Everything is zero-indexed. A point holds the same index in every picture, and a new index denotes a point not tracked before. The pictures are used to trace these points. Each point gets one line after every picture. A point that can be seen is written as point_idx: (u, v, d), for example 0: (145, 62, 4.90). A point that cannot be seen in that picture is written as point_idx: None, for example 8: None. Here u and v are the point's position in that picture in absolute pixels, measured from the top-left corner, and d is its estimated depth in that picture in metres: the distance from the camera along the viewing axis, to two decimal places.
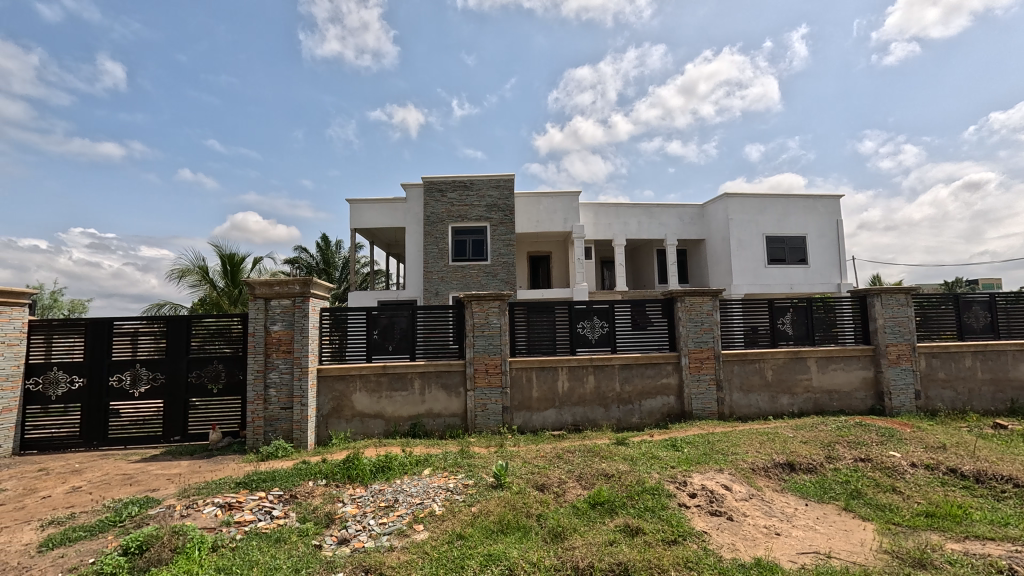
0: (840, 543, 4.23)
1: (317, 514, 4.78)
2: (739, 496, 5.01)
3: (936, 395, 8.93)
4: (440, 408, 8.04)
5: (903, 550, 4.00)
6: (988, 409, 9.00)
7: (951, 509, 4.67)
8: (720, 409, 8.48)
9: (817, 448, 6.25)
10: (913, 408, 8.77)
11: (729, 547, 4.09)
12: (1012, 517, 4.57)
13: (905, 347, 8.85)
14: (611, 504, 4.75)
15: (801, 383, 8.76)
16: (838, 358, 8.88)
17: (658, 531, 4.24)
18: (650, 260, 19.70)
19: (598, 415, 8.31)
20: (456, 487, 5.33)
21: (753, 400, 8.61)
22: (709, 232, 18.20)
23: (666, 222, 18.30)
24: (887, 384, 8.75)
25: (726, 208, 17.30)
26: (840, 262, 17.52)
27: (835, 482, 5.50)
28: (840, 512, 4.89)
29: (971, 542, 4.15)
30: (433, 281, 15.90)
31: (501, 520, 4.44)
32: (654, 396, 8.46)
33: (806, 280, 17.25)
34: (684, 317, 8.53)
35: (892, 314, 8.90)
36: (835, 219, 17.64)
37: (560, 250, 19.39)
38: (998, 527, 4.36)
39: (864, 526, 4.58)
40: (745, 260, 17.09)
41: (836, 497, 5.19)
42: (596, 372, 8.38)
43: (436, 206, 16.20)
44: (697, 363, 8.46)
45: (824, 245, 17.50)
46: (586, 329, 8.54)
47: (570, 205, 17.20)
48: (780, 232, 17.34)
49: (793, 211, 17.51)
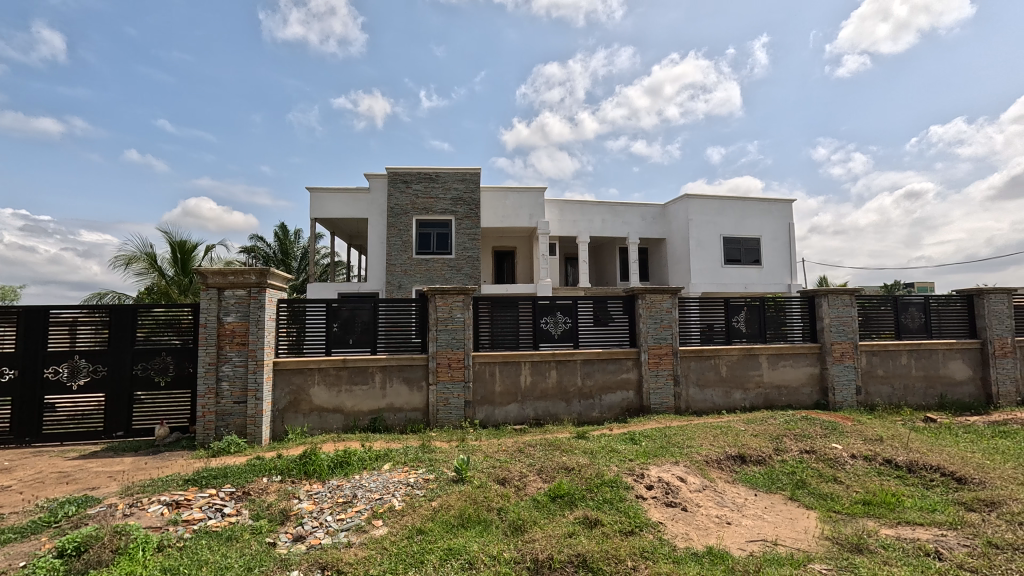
0: (786, 531, 4.44)
1: (272, 511, 4.64)
2: (694, 487, 5.18)
3: (875, 390, 9.49)
4: (401, 403, 7.94)
5: (842, 536, 4.24)
6: (921, 404, 9.63)
7: (886, 497, 4.99)
8: (677, 404, 8.74)
9: (766, 441, 6.53)
10: (854, 402, 9.30)
11: (683, 536, 4.23)
12: (939, 503, 4.91)
13: (847, 345, 9.34)
14: (570, 497, 4.83)
15: (753, 379, 9.12)
16: (787, 355, 9.30)
17: (615, 522, 4.35)
18: (612, 257, 20.04)
19: (559, 410, 8.41)
20: (417, 481, 5.29)
21: (707, 395, 8.91)
22: (670, 231, 18.65)
23: (629, 221, 18.64)
24: (831, 380, 9.23)
25: (686, 209, 17.77)
26: (791, 263, 18.30)
27: (782, 473, 5.77)
28: (786, 501, 5.14)
29: (903, 527, 4.45)
30: (396, 274, 15.67)
31: (461, 514, 4.44)
32: (613, 391, 8.63)
33: (759, 280, 17.94)
34: (644, 313, 8.73)
35: (838, 314, 9.38)
36: (788, 222, 18.41)
37: (525, 245, 19.45)
38: (926, 514, 4.68)
39: (807, 514, 4.83)
40: (703, 260, 17.61)
41: (782, 487, 5.45)
42: (559, 367, 8.47)
43: (400, 197, 15.93)
44: (656, 358, 8.69)
45: (776, 248, 18.25)
46: (549, 325, 8.62)
47: (535, 201, 17.27)
48: (737, 233, 17.96)
49: (749, 213, 18.16)
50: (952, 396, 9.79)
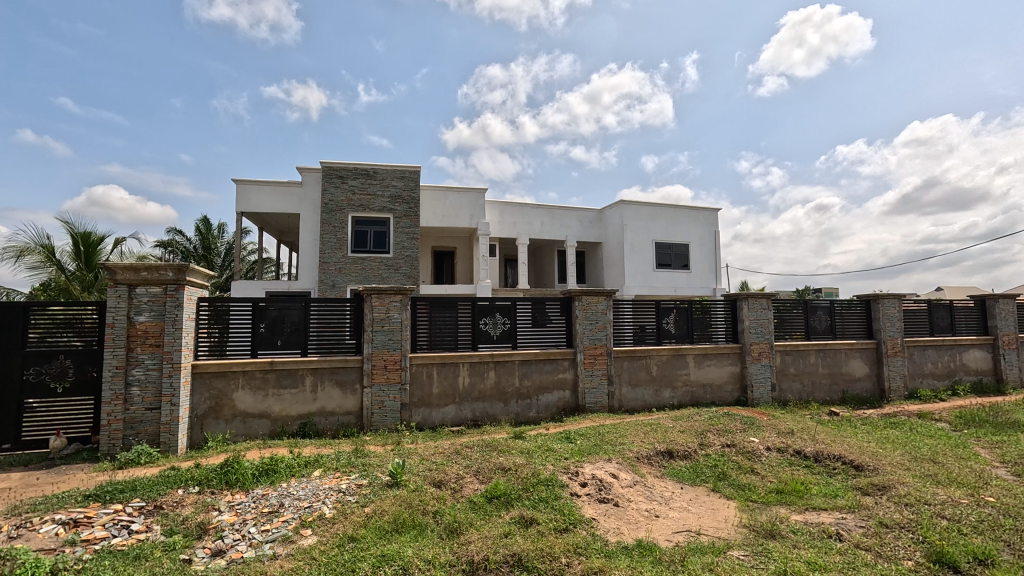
0: (708, 521, 4.70)
1: (187, 525, 4.31)
2: (625, 483, 5.37)
3: (788, 387, 10.27)
4: (333, 406, 7.65)
5: (758, 523, 4.56)
6: (826, 398, 10.54)
7: (796, 485, 5.41)
8: (610, 402, 9.02)
9: (692, 436, 6.89)
10: (770, 398, 10.01)
11: (614, 531, 4.38)
12: (841, 489, 5.39)
13: (764, 345, 10.06)
14: (506, 497, 4.85)
15: (681, 377, 9.60)
16: (712, 355, 9.86)
17: (550, 520, 4.42)
18: (551, 260, 20.39)
19: (496, 410, 8.43)
20: (349, 487, 5.11)
21: (639, 393, 9.27)
22: (606, 236, 19.25)
23: (567, 224, 19.05)
24: (750, 377, 9.89)
25: (621, 214, 18.41)
26: (716, 269, 19.44)
27: (705, 466, 6.11)
28: (709, 493, 5.45)
29: (810, 512, 4.84)
30: (329, 273, 15.09)
31: (396, 519, 4.34)
32: (550, 391, 8.78)
33: (687, 284, 18.92)
34: (580, 315, 8.95)
35: (756, 316, 10.07)
36: (713, 229, 19.54)
37: (465, 246, 19.37)
38: (829, 499, 5.13)
39: (728, 504, 5.15)
40: (636, 264, 18.32)
41: (706, 480, 5.77)
42: (497, 368, 8.50)
43: (335, 193, 15.35)
44: (591, 358, 8.93)
45: (703, 253, 19.33)
46: (488, 325, 8.63)
47: (476, 202, 17.23)
48: (667, 238, 18.83)
49: (679, 220, 19.10)
50: (852, 391, 10.79)
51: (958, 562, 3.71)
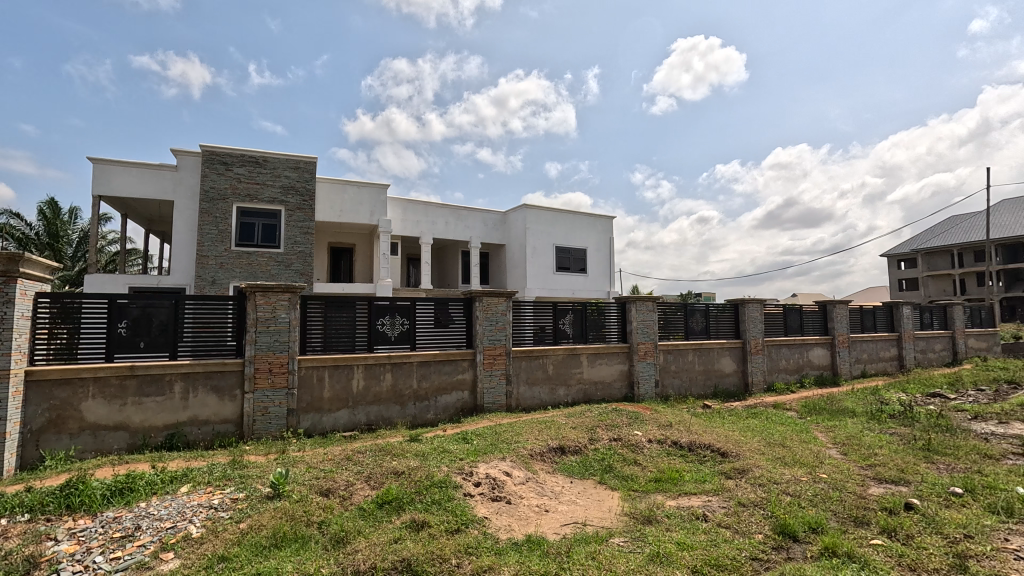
0: (594, 511, 4.97)
1: (11, 560, 3.66)
2: (518, 480, 5.50)
3: (669, 383, 11.18)
4: (207, 414, 6.95)
5: (638, 511, 4.90)
6: (701, 393, 11.63)
7: (671, 473, 5.91)
8: (508, 402, 9.19)
9: (583, 432, 7.24)
10: (653, 394, 10.83)
11: (506, 528, 4.46)
12: (708, 475, 5.97)
13: (649, 344, 10.88)
14: (398, 501, 4.75)
15: (574, 376, 10.04)
16: (603, 354, 10.44)
17: (442, 522, 4.39)
18: (454, 260, 20.32)
19: (392, 413, 8.21)
20: (222, 503, 4.68)
21: (535, 392, 9.55)
22: (509, 238, 19.60)
23: (471, 225, 19.11)
24: (636, 375, 10.63)
25: (524, 217, 18.85)
26: (610, 273, 20.62)
27: (593, 460, 6.46)
28: (596, 485, 5.76)
29: (682, 497, 5.31)
30: (209, 268, 13.74)
31: (275, 533, 4.05)
32: (448, 392, 8.73)
33: (584, 287, 19.87)
34: (481, 316, 9.02)
35: (643, 318, 10.86)
36: (609, 236, 20.70)
37: (365, 243, 18.65)
38: (698, 484, 5.67)
39: (612, 494, 5.48)
40: (537, 266, 18.86)
41: (593, 473, 6.09)
42: (394, 370, 8.28)
43: (217, 180, 13.99)
44: (490, 359, 9.04)
45: (599, 258, 20.42)
46: (385, 326, 8.37)
47: (377, 198, 16.66)
48: (567, 243, 19.62)
49: (578, 226, 19.98)
50: (722, 386, 12.01)
51: (798, 532, 4.29)
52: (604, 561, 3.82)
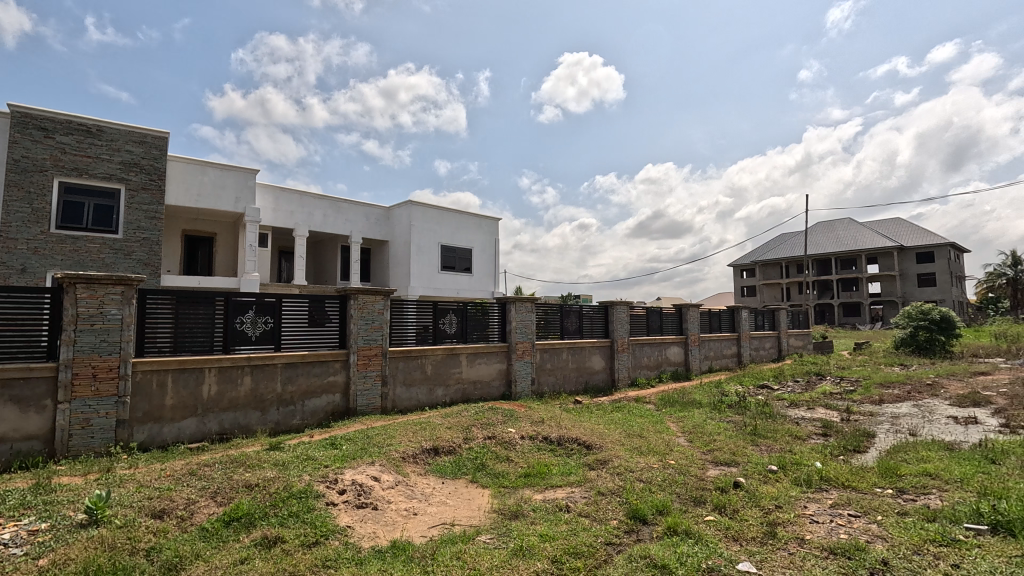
0: (463, 511, 4.99)
1: None
2: (386, 485, 5.32)
3: (544, 381, 11.66)
4: (3, 431, 5.73)
5: (505, 507, 5.01)
6: (573, 389, 12.29)
7: (540, 468, 6.15)
8: (383, 404, 8.89)
9: (458, 432, 7.24)
10: (529, 391, 11.21)
11: (369, 536, 4.28)
12: (574, 467, 6.31)
13: (527, 344, 11.24)
14: (249, 517, 4.33)
15: (453, 375, 10.02)
16: (482, 354, 10.56)
17: (298, 536, 4.09)
18: (333, 255, 19.21)
19: (251, 420, 7.49)
20: (16, 537, 3.87)
21: (412, 393, 9.36)
22: (392, 234, 19.02)
23: (352, 219, 18.21)
24: (514, 373, 10.91)
25: (409, 214, 18.42)
26: (494, 273, 20.99)
27: (467, 459, 6.49)
28: (467, 484, 5.79)
29: (548, 490, 5.55)
30: (18, 253, 11.43)
31: (87, 568, 3.45)
32: (318, 395, 8.20)
33: (468, 287, 19.97)
34: (355, 315, 8.60)
35: (521, 318, 11.19)
36: (494, 237, 21.04)
37: (228, 233, 16.87)
38: (564, 476, 5.96)
39: (482, 492, 5.55)
40: (421, 264, 18.54)
41: (466, 472, 6.12)
42: (254, 373, 7.56)
43: (33, 148, 11.68)
44: (365, 360, 8.66)
45: (484, 259, 20.65)
46: (245, 325, 7.62)
47: (244, 184, 15.14)
48: (452, 242, 19.55)
49: (464, 225, 20.01)
50: (593, 382, 12.83)
51: (646, 515, 4.69)
52: (469, 560, 3.84)
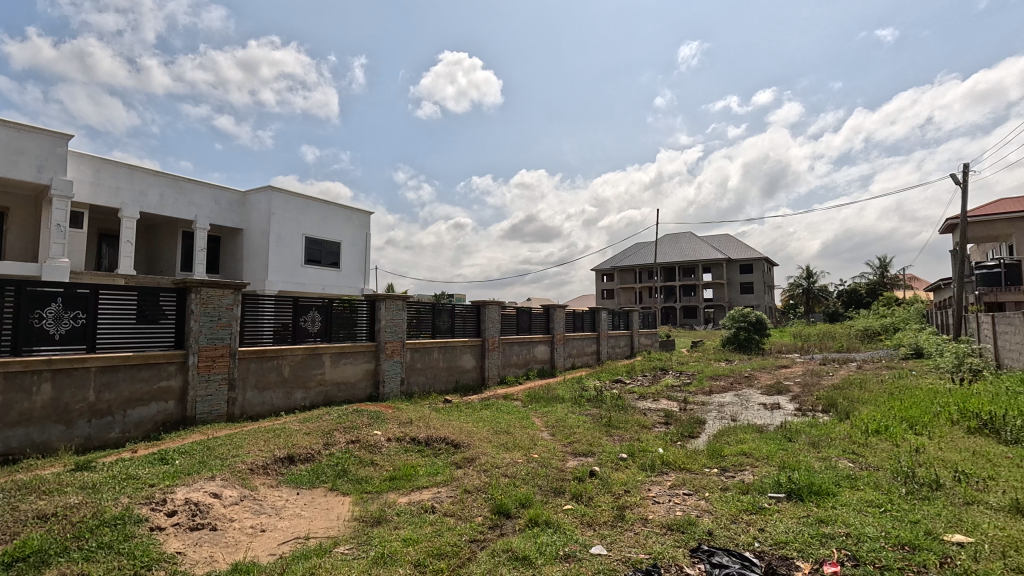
0: (319, 522, 4.64)
1: None
2: (229, 501, 4.73)
3: (414, 380, 11.42)
4: None
5: (367, 513, 4.78)
6: (443, 388, 12.22)
7: (406, 470, 5.98)
8: (229, 411, 7.94)
9: (317, 437, 6.74)
10: (398, 392, 10.88)
11: (205, 561, 3.78)
12: (441, 467, 6.25)
13: (397, 343, 10.91)
14: (42, 555, 3.54)
15: (314, 377, 9.33)
16: (348, 354, 9.99)
17: (110, 571, 3.45)
18: (171, 242, 16.75)
19: (50, 437, 6.17)
20: None
21: (266, 397, 8.51)
22: (248, 222, 17.19)
23: (198, 202, 16.08)
24: (382, 374, 10.50)
25: (268, 201, 16.77)
26: (364, 270, 20.06)
27: (326, 466, 6.07)
28: (326, 493, 5.41)
29: (413, 493, 5.42)
30: None
31: None
32: (143, 404, 7.02)
33: (335, 283, 18.82)
34: (197, 310, 7.58)
35: (392, 316, 10.83)
36: (365, 231, 20.11)
37: (25, 208, 13.79)
38: (430, 477, 5.88)
39: (342, 500, 5.23)
40: (282, 257, 17.01)
41: (324, 480, 5.72)
42: (57, 379, 6.25)
43: None
44: (208, 361, 7.65)
45: (354, 253, 19.63)
46: (44, 321, 6.28)
47: (51, 150, 12.50)
48: (319, 234, 18.25)
49: (332, 217, 18.80)
50: (463, 381, 12.89)
51: (510, 509, 4.80)
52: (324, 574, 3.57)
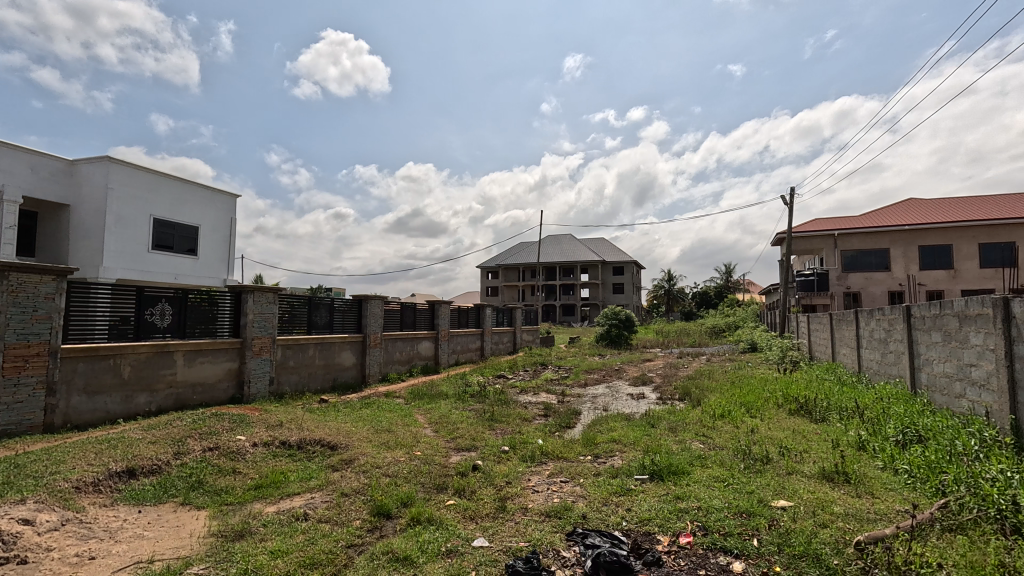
0: (167, 542, 4.08)
1: None
2: (45, 528, 3.95)
3: (285, 380, 10.55)
4: None
5: (228, 527, 4.31)
6: (319, 387, 11.46)
7: (275, 477, 5.50)
8: (47, 420, 6.64)
9: (165, 446, 5.91)
10: (266, 392, 9.97)
11: None
12: (315, 471, 5.86)
13: (266, 339, 10.00)
14: None
15: (163, 379, 8.19)
16: (206, 351, 8.92)
17: None
18: None
19: None
20: None
21: (97, 402, 7.26)
22: (77, 197, 14.53)
23: (6, 169, 13.21)
24: (247, 373, 9.54)
25: (106, 174, 14.32)
26: (228, 259, 18.10)
27: (177, 478, 5.35)
28: (176, 509, 4.77)
29: (282, 501, 5.01)
30: None
31: None
32: None
33: (191, 272, 16.71)
34: (4, 300, 6.22)
35: (260, 310, 9.89)
36: (229, 216, 18.14)
37: None
38: (303, 482, 5.48)
39: (196, 515, 4.65)
40: (123, 240, 14.66)
41: (174, 494, 5.04)
42: None
43: None
44: (18, 362, 6.32)
45: (215, 240, 17.60)
46: None
47: None
48: (172, 216, 16.04)
49: (189, 198, 16.65)
50: (341, 379, 12.22)
51: (391, 510, 4.65)
52: None
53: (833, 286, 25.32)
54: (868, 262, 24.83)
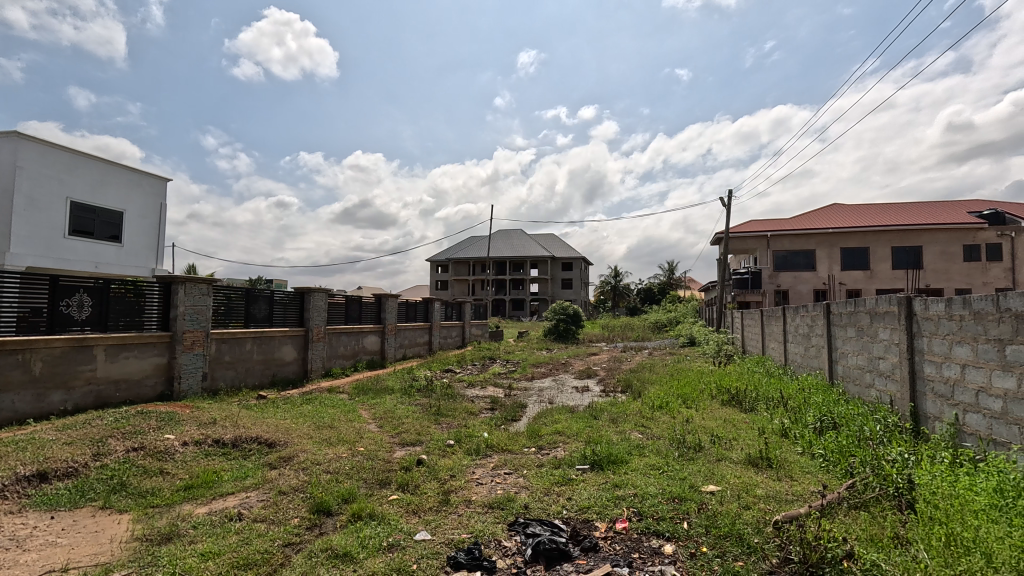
0: (85, 548, 3.83)
1: None
2: None
3: (220, 375, 10.06)
4: None
5: (154, 530, 4.09)
6: (257, 382, 10.99)
7: (206, 476, 5.25)
8: None
9: (83, 447, 5.52)
10: (198, 389, 9.47)
11: None
12: (250, 469, 5.63)
13: (198, 333, 9.48)
14: None
15: (80, 375, 7.60)
16: (131, 346, 8.36)
17: None
18: None
19: None
20: None
21: (4, 402, 6.65)
22: None
23: None
24: (178, 368, 9.01)
25: (15, 152, 13.01)
26: (156, 247, 16.99)
27: (97, 480, 5.01)
28: (95, 513, 4.47)
29: (215, 501, 4.80)
30: None
31: None
32: None
33: (114, 261, 15.56)
34: None
35: (192, 303, 9.33)
36: (158, 201, 17.00)
37: None
38: (237, 482, 5.26)
39: (118, 519, 4.38)
40: (36, 224, 13.41)
41: (93, 498, 4.71)
42: None
43: None
44: None
45: (142, 227, 16.45)
46: None
47: None
48: (92, 200, 14.85)
49: (113, 181, 15.47)
50: (281, 374, 11.77)
51: (331, 507, 4.57)
52: None
53: (765, 284, 26.87)
54: (797, 262, 26.52)
